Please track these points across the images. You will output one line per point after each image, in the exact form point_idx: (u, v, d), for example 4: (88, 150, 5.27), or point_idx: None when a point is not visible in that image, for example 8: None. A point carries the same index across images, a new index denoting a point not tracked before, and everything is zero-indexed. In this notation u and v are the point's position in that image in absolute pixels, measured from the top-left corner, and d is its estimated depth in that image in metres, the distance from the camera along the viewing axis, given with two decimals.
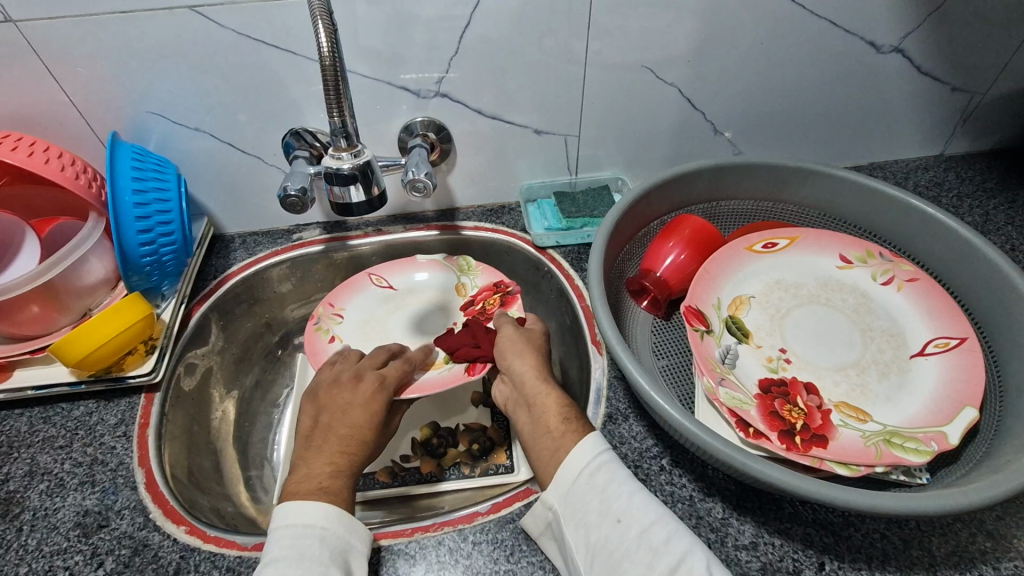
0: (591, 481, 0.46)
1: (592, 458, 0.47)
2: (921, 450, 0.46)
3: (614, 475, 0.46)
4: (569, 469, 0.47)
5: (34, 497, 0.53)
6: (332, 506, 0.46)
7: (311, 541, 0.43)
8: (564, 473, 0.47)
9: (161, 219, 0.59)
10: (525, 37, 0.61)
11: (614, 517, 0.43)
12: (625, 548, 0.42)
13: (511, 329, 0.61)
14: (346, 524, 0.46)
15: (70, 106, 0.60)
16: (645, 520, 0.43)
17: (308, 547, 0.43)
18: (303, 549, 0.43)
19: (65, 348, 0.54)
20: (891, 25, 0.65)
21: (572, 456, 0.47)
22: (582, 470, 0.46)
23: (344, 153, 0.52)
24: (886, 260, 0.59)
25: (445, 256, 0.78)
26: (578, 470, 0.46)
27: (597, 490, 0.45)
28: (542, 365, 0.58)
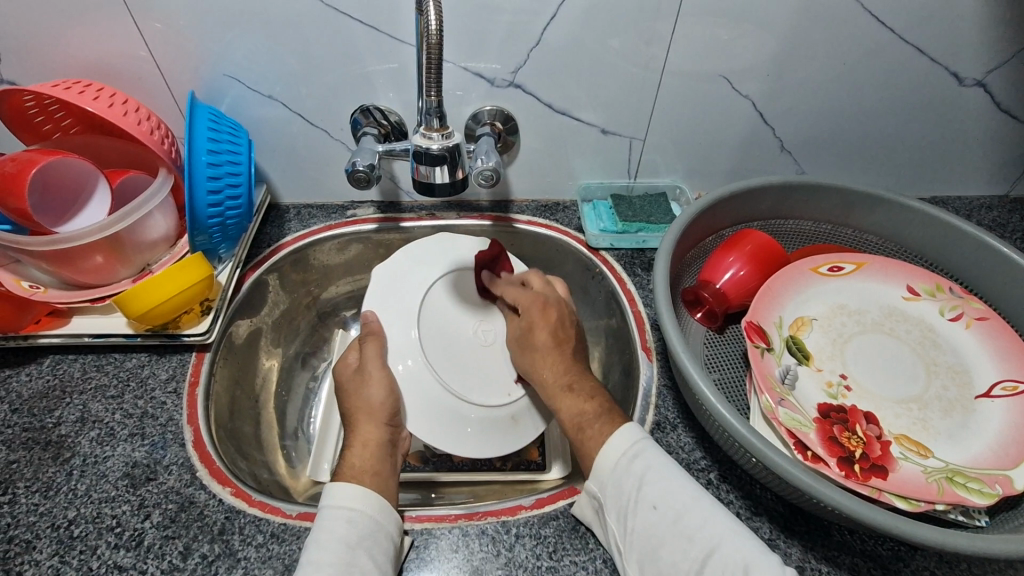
0: (626, 473, 0.46)
1: (626, 449, 0.47)
2: (985, 492, 0.45)
3: (651, 462, 0.46)
4: (602, 462, 0.47)
5: (85, 443, 0.53)
6: (360, 485, 0.48)
7: (337, 522, 0.45)
8: (602, 462, 0.47)
9: (231, 182, 0.60)
10: (608, 36, 0.61)
11: (649, 503, 0.44)
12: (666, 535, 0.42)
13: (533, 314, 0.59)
14: (376, 505, 0.47)
15: (150, 61, 0.61)
16: (681, 508, 0.43)
17: (336, 527, 0.44)
18: (330, 529, 0.44)
19: (127, 301, 0.55)
20: (981, 57, 0.63)
21: (605, 449, 0.47)
22: (619, 459, 0.47)
23: (435, 133, 0.52)
24: (956, 296, 0.58)
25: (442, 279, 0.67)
26: (615, 458, 0.47)
27: (634, 482, 0.45)
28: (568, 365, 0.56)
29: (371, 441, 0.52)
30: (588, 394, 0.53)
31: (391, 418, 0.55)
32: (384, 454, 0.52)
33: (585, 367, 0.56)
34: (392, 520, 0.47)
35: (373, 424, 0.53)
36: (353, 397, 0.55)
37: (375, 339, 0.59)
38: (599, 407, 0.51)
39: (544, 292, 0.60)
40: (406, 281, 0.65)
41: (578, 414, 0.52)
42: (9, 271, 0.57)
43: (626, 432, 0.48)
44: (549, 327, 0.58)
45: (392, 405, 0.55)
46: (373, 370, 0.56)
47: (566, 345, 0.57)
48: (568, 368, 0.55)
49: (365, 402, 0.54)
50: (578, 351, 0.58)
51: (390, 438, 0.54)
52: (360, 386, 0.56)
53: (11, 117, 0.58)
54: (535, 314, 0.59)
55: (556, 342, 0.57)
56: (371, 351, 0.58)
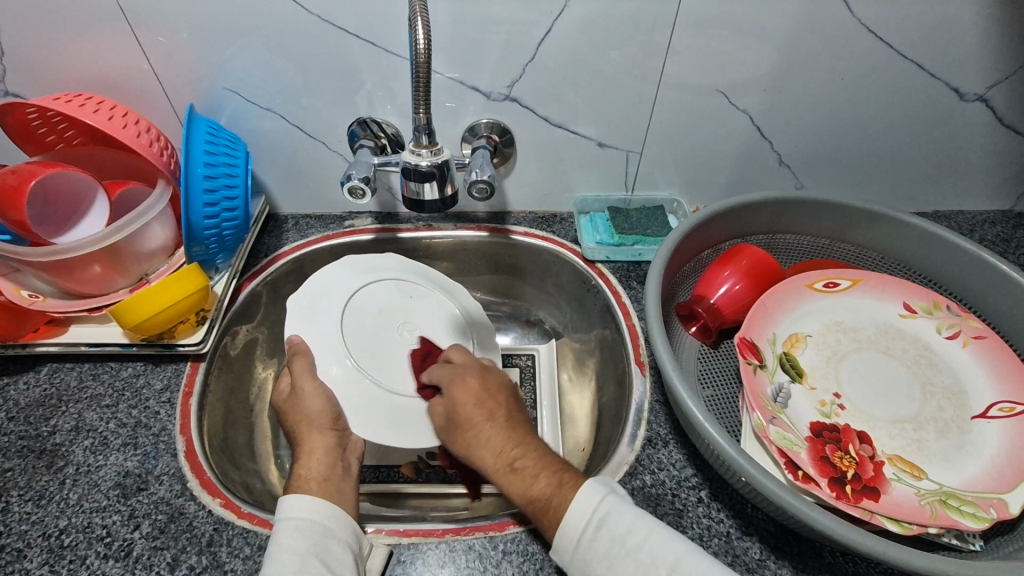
0: (594, 542, 0.43)
1: (589, 519, 0.44)
2: (979, 516, 0.45)
3: (616, 530, 0.43)
4: (564, 537, 0.44)
5: (78, 452, 0.54)
6: (304, 495, 0.47)
7: (290, 533, 0.44)
8: (564, 541, 0.44)
9: (227, 195, 0.61)
10: (603, 51, 0.61)
11: None
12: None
13: (462, 382, 0.56)
14: (325, 512, 0.46)
15: (151, 74, 0.62)
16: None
17: (284, 538, 0.44)
18: (281, 541, 0.44)
19: (123, 311, 0.55)
20: (981, 73, 0.63)
21: (566, 522, 0.44)
22: (583, 531, 0.43)
23: (424, 150, 0.53)
24: (953, 314, 0.58)
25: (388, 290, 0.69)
26: (576, 536, 0.43)
27: (603, 551, 0.43)
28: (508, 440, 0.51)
29: (317, 449, 0.53)
30: (534, 470, 0.49)
31: (335, 423, 0.56)
32: (332, 460, 0.52)
33: (529, 438, 0.52)
34: (347, 526, 0.47)
35: (318, 432, 0.54)
36: (292, 414, 0.55)
37: (302, 355, 0.58)
38: (547, 486, 0.47)
39: (467, 362, 0.59)
40: (336, 288, 0.67)
41: (529, 492, 0.47)
42: (9, 281, 0.58)
43: (585, 496, 0.45)
44: (473, 397, 0.55)
45: (332, 411, 0.56)
46: (306, 385, 0.56)
47: (499, 415, 0.53)
48: (504, 444, 0.51)
49: (306, 414, 0.55)
50: (514, 419, 0.54)
51: (336, 442, 0.54)
52: (293, 405, 0.56)
53: (15, 127, 0.59)
54: (456, 388, 0.56)
55: (486, 414, 0.53)
56: (299, 368, 0.57)
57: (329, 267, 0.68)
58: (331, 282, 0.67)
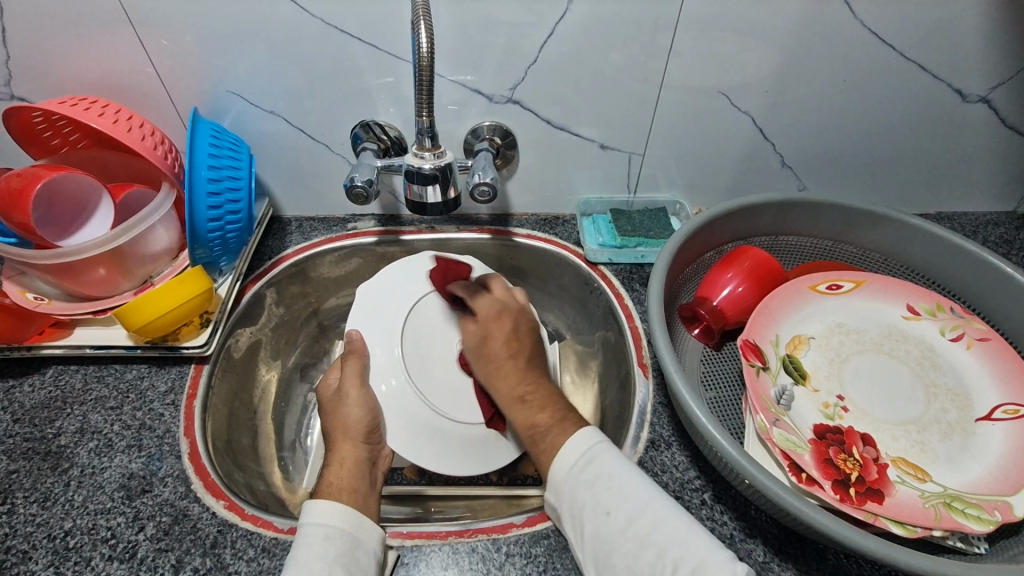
0: (582, 475, 0.47)
1: (581, 454, 0.48)
2: (983, 518, 0.44)
3: (605, 466, 0.46)
4: (557, 469, 0.48)
5: (83, 454, 0.54)
6: (336, 502, 0.47)
7: (317, 539, 0.44)
8: (556, 470, 0.48)
9: (231, 198, 0.61)
10: (605, 53, 0.61)
11: (603, 510, 0.44)
12: (616, 539, 0.43)
13: (498, 322, 0.60)
14: (352, 519, 0.47)
15: (155, 77, 0.62)
16: (636, 508, 0.44)
17: (313, 545, 0.44)
18: (309, 546, 0.44)
19: (128, 314, 0.56)
20: (983, 74, 0.63)
21: (561, 456, 0.48)
22: (574, 463, 0.48)
23: (427, 152, 0.53)
24: (957, 316, 0.57)
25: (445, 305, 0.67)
26: (568, 466, 0.48)
27: (588, 485, 0.46)
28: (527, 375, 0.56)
29: (348, 459, 0.53)
30: (541, 405, 0.53)
31: (369, 436, 0.56)
32: (362, 471, 0.53)
33: (544, 377, 0.57)
34: (373, 535, 0.47)
35: (351, 443, 0.54)
36: (331, 415, 0.57)
37: (356, 358, 0.60)
38: (550, 418, 0.52)
39: (505, 302, 0.62)
40: (393, 292, 0.66)
41: (531, 426, 0.52)
42: (14, 284, 0.59)
43: (583, 436, 0.49)
44: (502, 334, 0.59)
45: (369, 423, 0.56)
46: (352, 390, 0.57)
47: (521, 355, 0.57)
48: (523, 380, 0.55)
49: (343, 419, 0.56)
50: (534, 362, 0.58)
51: (367, 456, 0.55)
52: (339, 405, 0.57)
53: (20, 131, 0.60)
54: (491, 322, 0.60)
55: (511, 352, 0.57)
56: (350, 369, 0.59)
57: (388, 271, 0.68)
58: (396, 282, 0.67)
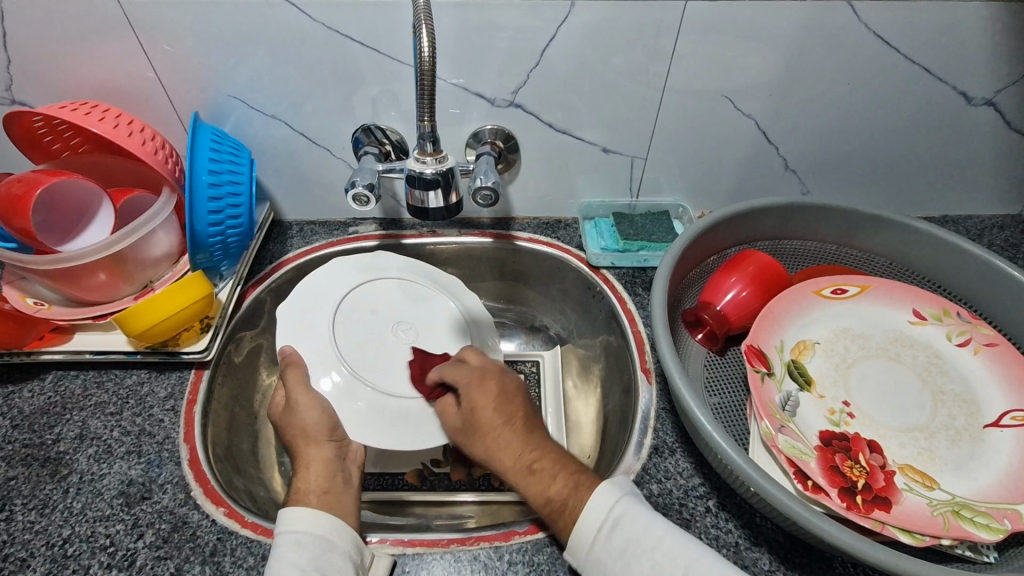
0: (607, 545, 0.43)
1: (604, 518, 0.44)
2: (993, 527, 0.44)
3: (631, 530, 0.43)
4: (579, 540, 0.44)
5: (82, 460, 0.54)
6: (307, 507, 0.47)
7: (288, 546, 0.44)
8: (577, 542, 0.44)
9: (232, 203, 0.61)
10: (607, 57, 0.61)
11: None
12: None
13: (476, 387, 0.55)
14: (327, 525, 0.46)
15: (156, 82, 0.62)
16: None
17: (286, 553, 0.43)
18: (281, 556, 0.43)
19: (128, 320, 0.55)
20: (989, 77, 0.62)
21: (582, 521, 0.45)
22: (596, 533, 0.44)
23: (428, 157, 0.53)
24: (963, 321, 0.57)
25: (382, 289, 0.69)
26: (591, 536, 0.44)
27: (616, 552, 0.43)
28: (527, 444, 0.51)
29: (315, 461, 0.52)
30: (551, 473, 0.49)
31: (332, 434, 0.54)
32: (333, 469, 0.52)
33: (545, 440, 0.52)
34: (348, 539, 0.46)
35: (316, 446, 0.53)
36: (286, 429, 0.54)
37: (295, 368, 0.57)
38: (565, 487, 0.48)
39: (483, 363, 0.58)
40: (330, 287, 0.67)
41: (545, 497, 0.48)
42: (14, 289, 0.59)
43: (602, 494, 0.46)
44: (492, 401, 0.54)
45: (328, 423, 0.55)
46: (301, 398, 0.55)
47: (518, 420, 0.53)
48: (525, 447, 0.51)
49: (300, 427, 0.54)
50: (533, 424, 0.54)
51: (336, 454, 0.53)
52: (289, 416, 0.54)
53: (20, 135, 0.59)
54: (474, 388, 0.55)
55: (504, 419, 0.53)
56: (293, 378, 0.56)
57: (329, 266, 0.69)
58: (330, 279, 0.67)
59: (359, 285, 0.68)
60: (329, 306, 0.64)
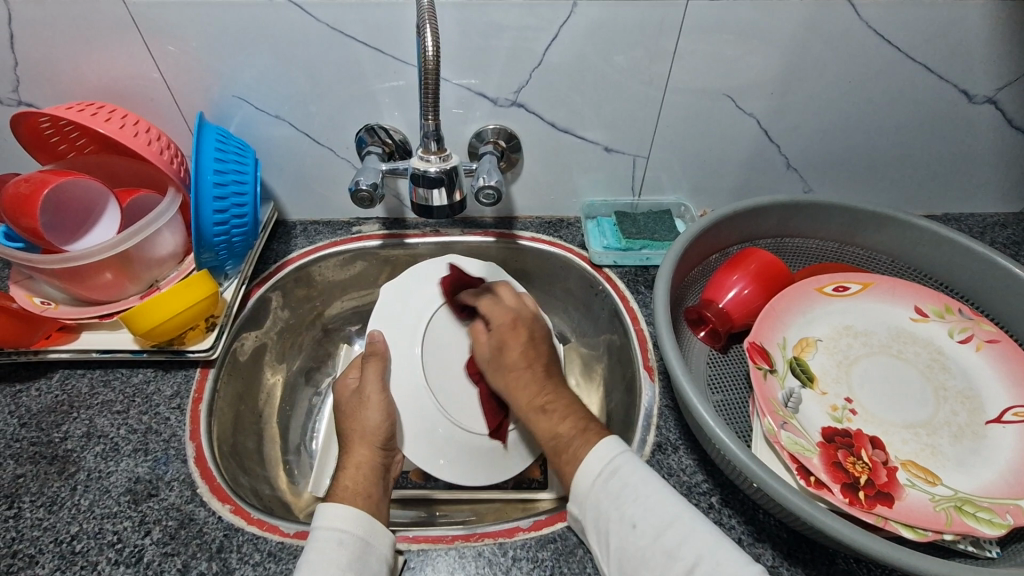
0: (604, 489, 0.45)
1: (604, 466, 0.46)
2: (995, 522, 0.44)
3: (628, 477, 0.45)
4: (581, 481, 0.47)
5: (89, 458, 0.54)
6: (348, 506, 0.47)
7: (328, 544, 0.44)
8: (580, 482, 0.47)
9: (237, 202, 0.61)
10: (609, 57, 0.61)
11: (630, 523, 0.43)
12: (645, 554, 0.41)
13: (507, 328, 0.60)
14: (365, 524, 0.46)
15: (161, 83, 0.62)
16: (661, 522, 0.42)
17: (326, 551, 0.44)
18: (320, 552, 0.44)
19: (135, 317, 0.56)
20: (990, 75, 0.62)
21: (583, 466, 0.47)
22: (596, 476, 0.46)
23: (433, 156, 0.53)
24: (965, 318, 0.57)
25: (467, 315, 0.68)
26: (591, 479, 0.46)
27: (612, 499, 0.45)
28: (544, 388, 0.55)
29: (365, 464, 0.53)
30: (562, 414, 0.53)
31: (385, 443, 0.56)
32: (376, 478, 0.52)
33: (563, 388, 0.56)
34: (385, 541, 0.47)
35: (367, 448, 0.54)
36: (350, 418, 0.57)
37: (375, 356, 0.60)
38: (572, 427, 0.51)
39: (518, 310, 0.62)
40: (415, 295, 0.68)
41: (554, 434, 0.51)
42: (21, 288, 0.59)
43: (606, 446, 0.48)
44: (520, 342, 0.59)
45: (387, 429, 0.56)
46: (371, 395, 0.58)
47: (538, 364, 0.57)
48: (541, 389, 0.55)
49: (361, 424, 0.56)
50: (551, 371, 0.58)
51: (383, 463, 0.54)
52: (359, 408, 0.57)
53: (27, 135, 0.60)
54: (507, 330, 0.60)
55: (529, 361, 0.57)
56: (372, 372, 0.59)
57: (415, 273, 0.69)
58: (410, 287, 0.68)
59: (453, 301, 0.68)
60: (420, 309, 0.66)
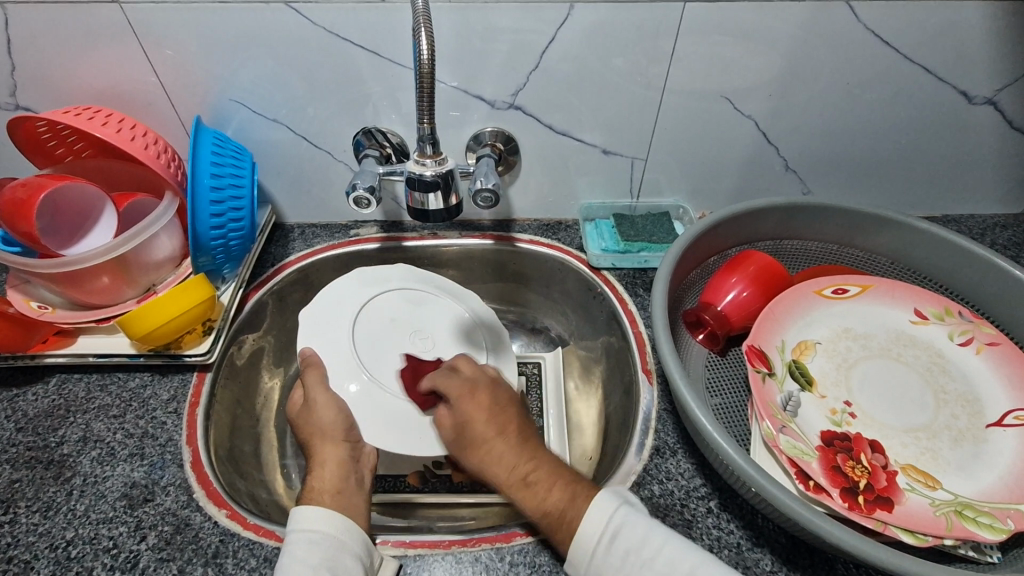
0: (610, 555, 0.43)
1: (605, 529, 0.44)
2: (996, 527, 0.44)
3: (630, 541, 0.43)
4: (581, 549, 0.44)
5: (85, 463, 0.54)
6: (321, 507, 0.47)
7: (300, 544, 0.44)
8: (579, 554, 0.44)
9: (234, 206, 0.61)
10: (607, 59, 0.61)
11: None
12: None
13: (468, 400, 0.55)
14: (341, 525, 0.46)
15: (158, 87, 0.62)
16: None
17: (300, 552, 0.43)
18: (292, 553, 0.43)
19: (131, 321, 0.56)
20: (989, 76, 0.62)
21: (583, 526, 0.45)
22: (598, 544, 0.44)
23: (428, 159, 0.53)
24: (965, 320, 0.57)
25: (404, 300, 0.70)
26: (593, 547, 0.44)
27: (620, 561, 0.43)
28: (523, 457, 0.51)
29: (329, 460, 0.53)
30: (547, 485, 0.49)
31: (348, 435, 0.56)
32: (346, 472, 0.52)
33: (541, 453, 0.52)
34: (360, 540, 0.46)
35: (331, 445, 0.54)
36: (303, 427, 0.56)
37: (313, 368, 0.59)
38: (562, 499, 0.47)
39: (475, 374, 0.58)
40: (347, 295, 0.68)
41: (544, 509, 0.48)
42: (19, 293, 0.59)
43: (601, 504, 0.46)
44: (483, 411, 0.54)
45: (345, 422, 0.56)
46: (318, 395, 0.57)
47: (510, 431, 0.53)
48: (518, 459, 0.51)
49: (316, 426, 0.55)
50: (526, 437, 0.53)
51: (349, 455, 0.54)
52: (307, 416, 0.56)
53: (24, 140, 0.60)
54: (465, 401, 0.55)
55: (498, 429, 0.53)
56: (311, 378, 0.58)
57: (342, 279, 0.69)
58: (344, 293, 0.68)
59: (385, 294, 0.70)
60: (350, 306, 0.67)
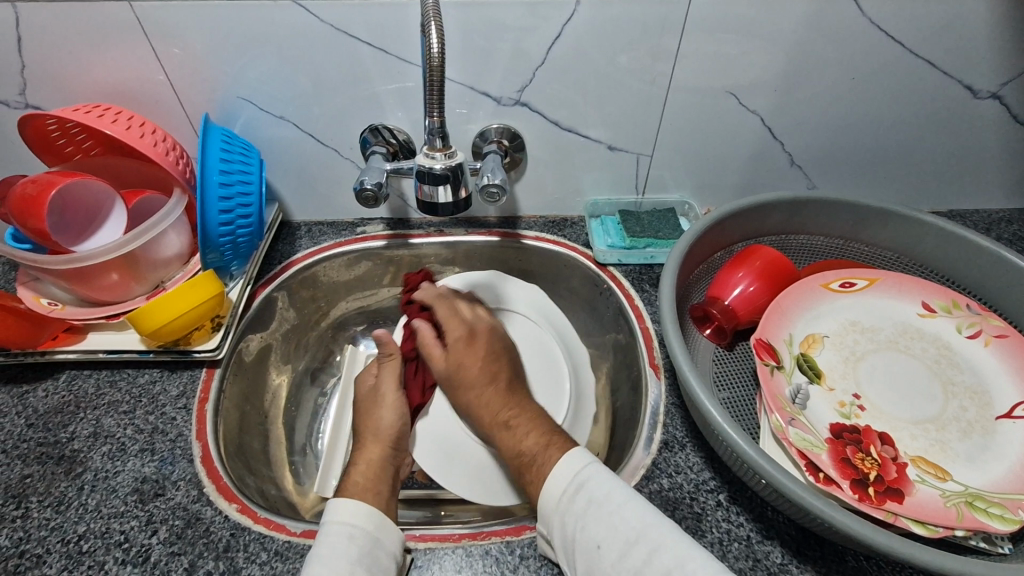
0: (570, 507, 0.45)
1: (571, 481, 0.46)
2: (1007, 517, 0.44)
3: (594, 492, 0.45)
4: (547, 498, 0.47)
5: (96, 459, 0.54)
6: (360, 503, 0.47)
7: (340, 538, 0.44)
8: (546, 500, 0.46)
9: (242, 202, 0.61)
10: (613, 55, 0.61)
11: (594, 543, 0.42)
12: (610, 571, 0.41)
13: (462, 346, 0.61)
14: (376, 522, 0.47)
15: (166, 85, 0.63)
16: (626, 540, 0.42)
17: (337, 543, 0.44)
18: (332, 544, 0.44)
19: (141, 318, 0.56)
20: (994, 70, 0.62)
21: (549, 482, 0.47)
22: (562, 494, 0.46)
23: (438, 153, 0.53)
24: (973, 313, 0.57)
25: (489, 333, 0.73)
26: (559, 495, 0.46)
27: (577, 514, 0.44)
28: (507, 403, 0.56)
29: (374, 459, 0.55)
30: (526, 429, 0.53)
31: (396, 443, 0.58)
32: (382, 473, 0.54)
33: (524, 402, 0.56)
34: (395, 540, 0.47)
35: (378, 445, 0.56)
36: (366, 416, 0.60)
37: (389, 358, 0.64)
38: (536, 444, 0.51)
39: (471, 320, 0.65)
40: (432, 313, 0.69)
41: (519, 451, 0.52)
42: (29, 289, 0.60)
43: (572, 460, 0.48)
44: (476, 360, 0.59)
45: (400, 428, 0.59)
46: (387, 395, 0.61)
47: (500, 379, 0.58)
48: (506, 404, 0.56)
49: (375, 422, 0.59)
50: (514, 385, 0.58)
51: (391, 461, 0.56)
52: (373, 409, 0.60)
53: (34, 138, 0.60)
54: (462, 346, 0.61)
55: (489, 378, 0.58)
56: (387, 370, 0.64)
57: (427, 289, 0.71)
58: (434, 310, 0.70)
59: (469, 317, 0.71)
60: None
